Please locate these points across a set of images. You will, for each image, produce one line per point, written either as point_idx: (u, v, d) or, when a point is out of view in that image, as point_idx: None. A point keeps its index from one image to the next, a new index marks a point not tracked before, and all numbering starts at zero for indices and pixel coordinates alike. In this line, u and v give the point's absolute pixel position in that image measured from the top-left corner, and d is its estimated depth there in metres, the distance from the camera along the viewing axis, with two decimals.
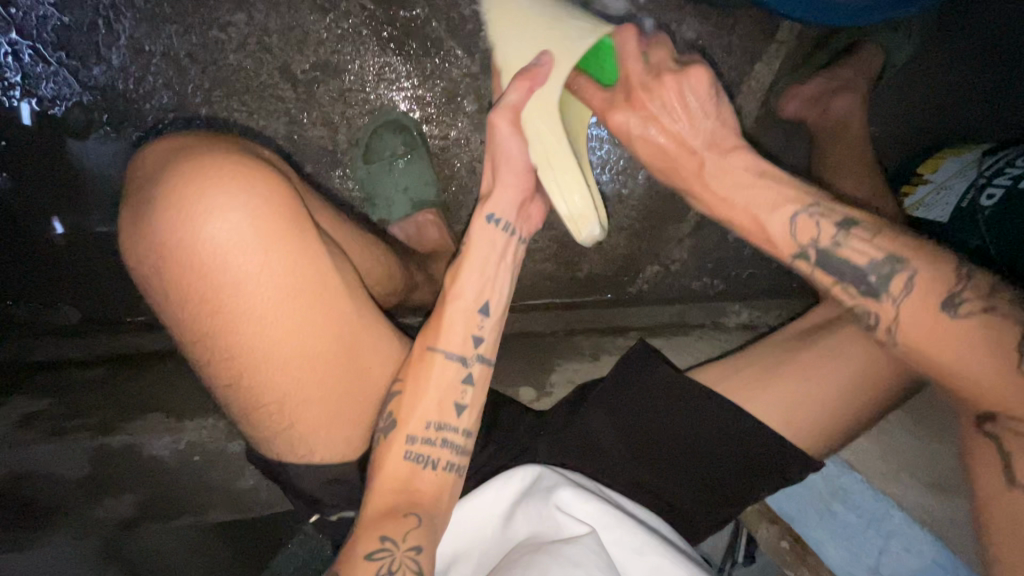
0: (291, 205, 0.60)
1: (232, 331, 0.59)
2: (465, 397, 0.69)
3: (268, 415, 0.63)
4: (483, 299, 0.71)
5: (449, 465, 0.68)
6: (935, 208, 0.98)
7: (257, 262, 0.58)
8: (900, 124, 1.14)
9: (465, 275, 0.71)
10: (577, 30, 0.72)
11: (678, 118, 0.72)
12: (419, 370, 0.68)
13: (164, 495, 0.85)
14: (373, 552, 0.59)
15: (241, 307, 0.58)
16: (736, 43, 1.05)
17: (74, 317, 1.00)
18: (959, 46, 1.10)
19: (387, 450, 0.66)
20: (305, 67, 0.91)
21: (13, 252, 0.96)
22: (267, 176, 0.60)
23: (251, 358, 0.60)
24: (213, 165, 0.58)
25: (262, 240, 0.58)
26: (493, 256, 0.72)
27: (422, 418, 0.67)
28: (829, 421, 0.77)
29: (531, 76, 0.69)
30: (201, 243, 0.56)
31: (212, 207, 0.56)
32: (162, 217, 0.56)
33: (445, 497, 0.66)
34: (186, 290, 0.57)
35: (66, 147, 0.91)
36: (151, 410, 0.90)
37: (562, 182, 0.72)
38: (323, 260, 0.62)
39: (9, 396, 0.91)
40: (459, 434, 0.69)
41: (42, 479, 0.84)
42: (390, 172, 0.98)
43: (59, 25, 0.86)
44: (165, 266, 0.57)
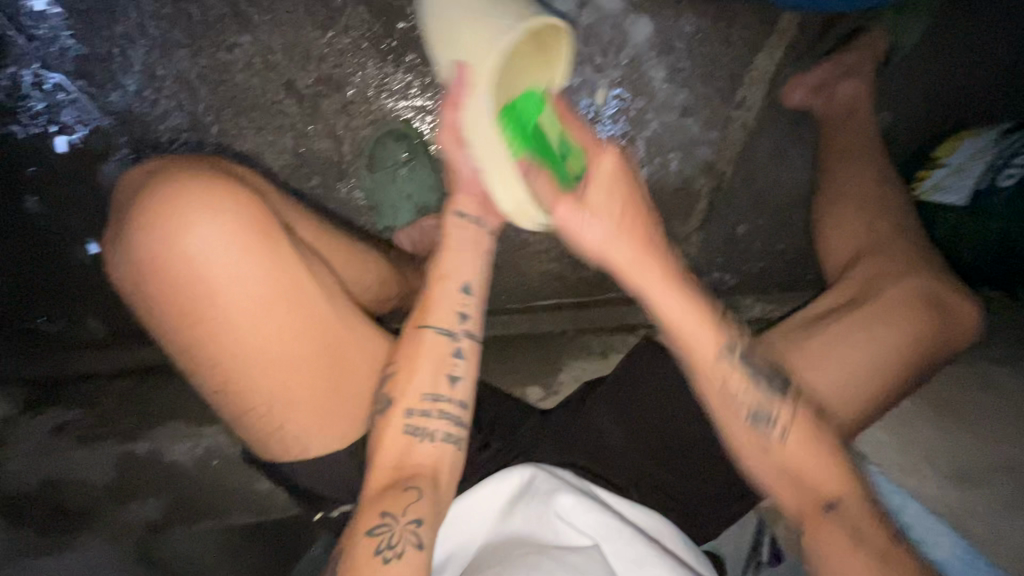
0: (262, 217, 0.63)
1: (218, 337, 0.61)
2: (457, 369, 0.72)
3: (262, 415, 0.65)
4: (463, 278, 0.75)
5: (447, 436, 0.70)
6: (954, 192, 0.94)
7: (232, 272, 0.60)
8: (915, 106, 1.10)
9: (447, 260, 0.76)
10: (499, 25, 0.68)
11: (598, 185, 0.67)
12: (411, 347, 0.71)
13: (188, 499, 0.91)
14: (373, 527, 0.61)
15: (223, 312, 0.60)
16: (736, 35, 1.04)
17: (100, 333, 1.00)
18: (974, 22, 1.06)
19: (384, 424, 0.68)
20: (308, 82, 0.95)
21: (41, 274, 0.99)
22: (238, 193, 0.63)
23: (238, 361, 0.62)
24: (186, 184, 0.61)
25: (237, 251, 0.60)
26: (471, 245, 0.77)
27: (417, 390, 0.69)
28: (855, 398, 0.76)
29: (454, 95, 0.70)
30: (179, 258, 0.59)
31: (188, 223, 0.59)
32: (142, 234, 0.59)
33: (445, 467, 0.69)
34: (169, 301, 0.60)
35: (87, 170, 0.95)
36: (170, 418, 0.94)
37: (501, 181, 0.72)
38: (298, 264, 0.65)
39: (41, 408, 0.96)
40: (454, 405, 0.71)
41: (75, 483, 0.91)
42: (394, 180, 1.01)
43: (79, 56, 0.90)
44: (150, 282, 0.60)
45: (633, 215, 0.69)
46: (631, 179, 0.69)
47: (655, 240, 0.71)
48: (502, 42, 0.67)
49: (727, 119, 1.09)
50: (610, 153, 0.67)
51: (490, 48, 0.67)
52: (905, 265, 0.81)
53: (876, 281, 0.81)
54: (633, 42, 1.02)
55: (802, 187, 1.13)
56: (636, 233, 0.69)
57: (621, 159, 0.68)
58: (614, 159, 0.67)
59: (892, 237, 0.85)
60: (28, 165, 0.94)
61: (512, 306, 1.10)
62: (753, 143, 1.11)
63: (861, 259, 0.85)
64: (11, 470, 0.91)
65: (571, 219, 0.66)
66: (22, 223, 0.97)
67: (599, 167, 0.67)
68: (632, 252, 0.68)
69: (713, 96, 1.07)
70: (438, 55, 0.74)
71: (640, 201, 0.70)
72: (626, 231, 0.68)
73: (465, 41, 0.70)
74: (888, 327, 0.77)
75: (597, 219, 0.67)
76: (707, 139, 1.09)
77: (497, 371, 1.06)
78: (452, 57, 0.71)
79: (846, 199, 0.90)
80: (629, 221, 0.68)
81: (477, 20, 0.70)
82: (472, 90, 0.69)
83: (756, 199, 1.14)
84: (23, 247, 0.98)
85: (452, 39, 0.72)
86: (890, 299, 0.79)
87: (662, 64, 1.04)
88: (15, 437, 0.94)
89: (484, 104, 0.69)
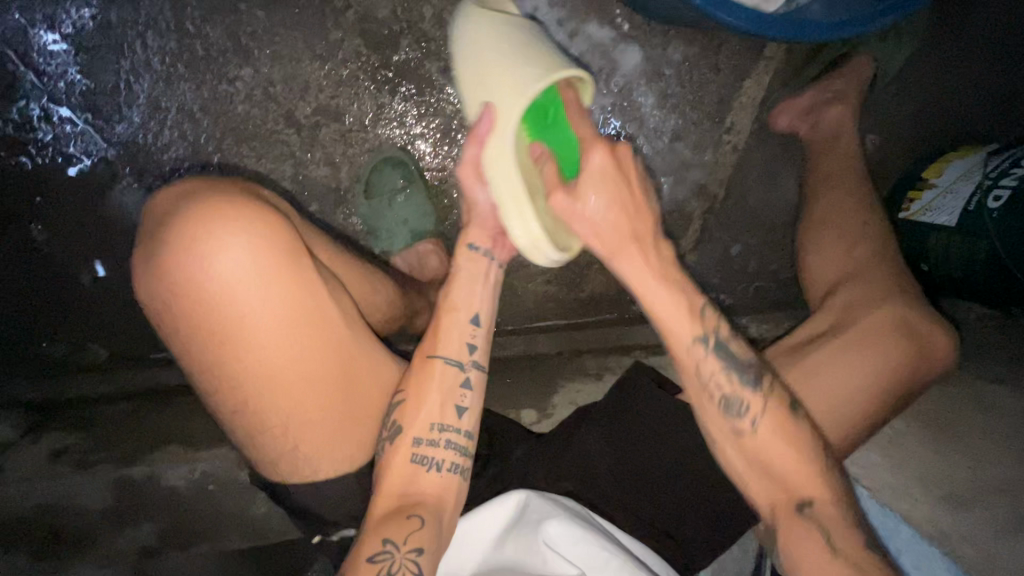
0: (293, 242, 0.65)
1: (241, 357, 0.62)
2: (464, 401, 0.72)
3: (276, 436, 0.66)
4: (474, 310, 0.76)
5: (453, 466, 0.70)
6: (943, 212, 0.96)
7: (258, 293, 0.61)
8: (901, 128, 1.13)
9: (458, 289, 0.76)
10: (529, 74, 0.68)
11: (608, 180, 0.64)
12: (420, 378, 0.71)
13: (183, 524, 0.91)
14: (374, 555, 0.61)
15: (248, 333, 0.62)
16: (724, 61, 1.06)
17: (103, 356, 1.03)
18: (956, 46, 1.09)
19: (393, 454, 0.68)
20: (307, 111, 0.98)
21: (45, 301, 1.01)
22: (270, 216, 0.64)
23: (257, 382, 0.63)
24: (216, 205, 0.62)
25: (266, 273, 0.62)
26: (480, 277, 0.77)
27: (426, 421, 0.70)
28: (832, 420, 0.78)
29: (477, 132, 0.69)
30: (209, 278, 0.60)
31: (218, 244, 0.60)
32: (177, 252, 0.60)
33: (450, 496, 0.69)
34: (196, 320, 0.61)
35: (92, 198, 0.98)
36: (168, 441, 0.95)
37: (515, 216, 0.68)
38: (322, 288, 0.66)
39: (39, 433, 0.97)
40: (461, 435, 0.71)
41: (68, 510, 0.90)
42: (390, 206, 1.02)
43: (86, 89, 0.94)
44: (176, 300, 0.61)
45: (630, 208, 0.66)
46: (626, 171, 0.65)
47: (653, 226, 0.68)
48: (531, 87, 0.66)
49: (716, 143, 1.11)
50: (601, 149, 0.64)
51: (521, 92, 0.67)
52: (886, 288, 0.84)
53: (858, 307, 0.83)
54: (622, 71, 1.05)
55: (793, 208, 1.15)
56: (648, 222, 0.67)
57: (612, 155, 0.64)
58: (604, 151, 0.64)
59: (875, 262, 0.87)
60: (35, 196, 0.97)
61: (507, 327, 1.12)
62: (744, 166, 1.12)
63: (844, 284, 0.87)
64: (7, 495, 0.90)
65: (567, 212, 0.66)
66: (28, 250, 0.99)
67: (590, 161, 0.64)
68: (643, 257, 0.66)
69: (703, 120, 1.09)
70: (468, 93, 0.74)
71: (636, 193, 0.66)
72: (639, 221, 0.66)
73: (492, 86, 0.70)
74: (862, 354, 0.80)
75: (602, 207, 0.64)
76: (698, 162, 1.11)
77: (490, 394, 1.05)
78: (480, 99, 0.71)
79: (831, 223, 0.92)
80: (624, 208, 0.65)
81: (512, 65, 0.70)
82: (497, 129, 0.68)
83: (748, 220, 1.16)
84: (28, 274, 1.00)
85: (484, 81, 0.72)
86: (868, 326, 0.81)
87: (652, 91, 1.07)
88: (10, 462, 0.93)
89: (508, 143, 0.67)
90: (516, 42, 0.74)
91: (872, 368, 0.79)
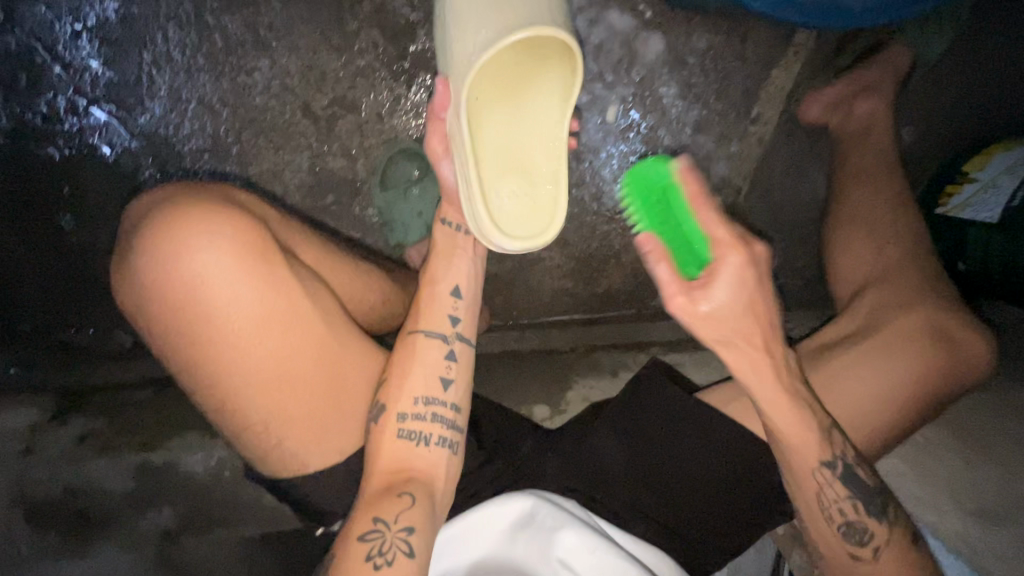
0: (259, 238, 0.64)
1: (215, 357, 0.62)
2: (449, 372, 0.72)
3: (260, 431, 0.65)
4: (454, 282, 0.75)
5: (442, 440, 0.70)
6: (983, 209, 0.90)
7: (226, 293, 0.61)
8: (943, 120, 1.06)
9: (435, 264, 0.76)
10: (480, 43, 0.67)
11: (746, 294, 0.64)
12: (402, 352, 0.71)
13: (201, 509, 0.93)
14: (365, 533, 0.61)
15: (220, 331, 0.61)
16: (751, 50, 1.02)
17: (127, 343, 1.06)
18: (1005, 32, 1.02)
19: (379, 432, 0.68)
20: (323, 103, 0.97)
21: (73, 288, 1.04)
22: (236, 215, 0.64)
23: (233, 381, 0.63)
24: (184, 212, 0.62)
25: (234, 274, 0.61)
26: (456, 253, 0.76)
27: (410, 394, 0.69)
28: (852, 425, 0.76)
29: (435, 108, 0.72)
30: (178, 282, 0.60)
31: (184, 248, 0.60)
32: (145, 256, 0.61)
33: (440, 473, 0.68)
34: (168, 322, 0.61)
35: (117, 189, 1.00)
36: (187, 428, 0.98)
37: (466, 195, 0.69)
38: (289, 285, 0.64)
39: (68, 415, 1.00)
40: (448, 408, 0.71)
41: (94, 491, 0.93)
42: (405, 198, 1.03)
43: (109, 82, 0.95)
44: (152, 307, 0.61)
45: (760, 324, 0.66)
46: (760, 275, 0.65)
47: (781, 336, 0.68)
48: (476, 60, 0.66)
49: (742, 134, 1.07)
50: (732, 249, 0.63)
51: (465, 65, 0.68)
52: (916, 290, 0.80)
53: (885, 310, 0.80)
54: (644, 60, 1.02)
55: (822, 203, 1.11)
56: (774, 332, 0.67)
57: (748, 263, 0.64)
58: (738, 257, 0.63)
59: (903, 263, 0.83)
60: (63, 186, 0.99)
61: (523, 321, 1.11)
62: (770, 159, 1.08)
63: (871, 284, 0.84)
64: (36, 476, 0.94)
65: (688, 312, 0.64)
66: (57, 240, 1.02)
67: (721, 267, 0.63)
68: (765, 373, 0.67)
69: (728, 111, 1.05)
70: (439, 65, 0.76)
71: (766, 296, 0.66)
72: (766, 333, 0.67)
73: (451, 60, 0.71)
74: (886, 358, 0.77)
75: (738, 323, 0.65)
76: (722, 154, 1.08)
77: (504, 387, 1.05)
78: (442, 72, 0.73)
79: (861, 219, 0.89)
80: (757, 317, 0.66)
81: (470, 31, 0.69)
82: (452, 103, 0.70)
83: (774, 214, 1.12)
84: (56, 262, 1.03)
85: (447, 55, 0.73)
86: (895, 330, 0.78)
87: (674, 81, 1.03)
88: (40, 445, 0.96)
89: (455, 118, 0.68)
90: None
91: (900, 377, 0.76)
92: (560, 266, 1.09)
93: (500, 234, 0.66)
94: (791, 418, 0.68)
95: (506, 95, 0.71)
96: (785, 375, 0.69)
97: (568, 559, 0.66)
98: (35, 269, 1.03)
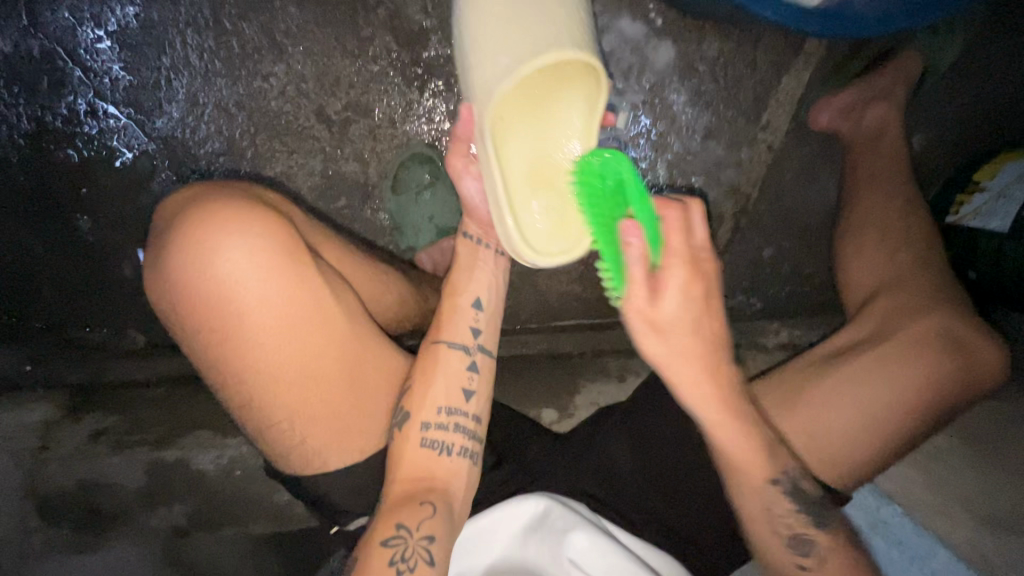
0: (293, 243, 0.64)
1: (243, 358, 0.62)
2: (472, 383, 0.72)
3: (283, 432, 0.65)
4: (476, 293, 0.76)
5: (463, 450, 0.70)
6: (993, 217, 0.91)
7: (256, 294, 0.61)
8: (953, 128, 1.06)
9: (459, 275, 0.76)
10: (504, 67, 0.66)
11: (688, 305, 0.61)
12: (425, 362, 0.72)
13: (211, 508, 0.94)
14: (388, 539, 0.61)
15: (251, 333, 0.61)
16: (761, 57, 1.03)
17: (140, 342, 1.08)
18: (1015, 41, 1.03)
19: (404, 439, 0.68)
20: (337, 107, 0.99)
21: (89, 288, 1.06)
22: (271, 218, 0.64)
23: (261, 382, 0.63)
24: (216, 210, 0.62)
25: (265, 275, 0.61)
26: (479, 265, 0.77)
27: (433, 403, 0.69)
28: (864, 435, 0.75)
29: (459, 133, 0.71)
30: (210, 284, 0.60)
31: (217, 248, 0.60)
32: (177, 256, 0.60)
33: (460, 481, 0.69)
34: (199, 321, 0.61)
35: (134, 190, 1.02)
36: (198, 427, 0.99)
37: (496, 218, 0.70)
38: (320, 290, 0.65)
39: (82, 412, 1.01)
40: (469, 419, 0.71)
41: (105, 489, 0.94)
42: (416, 203, 1.04)
43: (128, 85, 0.97)
44: (182, 305, 0.61)
45: (708, 344, 0.63)
46: (702, 288, 0.62)
47: (728, 358, 0.65)
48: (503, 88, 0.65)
49: (751, 141, 1.07)
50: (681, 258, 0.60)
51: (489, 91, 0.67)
52: (928, 300, 0.80)
53: (896, 318, 0.80)
54: (655, 67, 1.03)
55: (831, 210, 1.11)
56: (714, 349, 0.64)
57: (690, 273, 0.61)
58: (685, 271, 0.60)
59: (915, 270, 0.83)
60: (81, 187, 1.01)
61: (531, 325, 1.12)
62: (780, 166, 1.09)
63: (882, 291, 0.84)
64: (52, 473, 0.95)
65: (643, 321, 0.61)
66: (74, 240, 1.04)
67: (668, 277, 0.60)
68: (705, 391, 0.64)
69: (737, 118, 1.06)
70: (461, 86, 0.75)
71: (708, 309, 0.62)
72: (705, 349, 0.63)
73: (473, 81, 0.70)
74: (901, 368, 0.76)
75: (675, 335, 0.61)
76: (732, 161, 1.08)
77: (513, 390, 1.05)
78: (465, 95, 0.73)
79: (872, 227, 0.89)
80: (704, 334, 0.63)
81: (491, 55, 0.68)
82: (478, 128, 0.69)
83: (783, 221, 1.12)
84: (73, 261, 1.05)
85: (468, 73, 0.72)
86: (909, 338, 0.77)
87: (684, 88, 1.04)
88: (55, 441, 0.98)
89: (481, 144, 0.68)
90: (508, 16, 0.69)
91: (910, 385, 0.75)
92: (569, 271, 1.09)
93: (534, 255, 0.68)
94: (743, 431, 0.66)
95: (531, 114, 0.70)
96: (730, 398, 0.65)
97: (579, 559, 0.66)
98: (52, 269, 1.05)
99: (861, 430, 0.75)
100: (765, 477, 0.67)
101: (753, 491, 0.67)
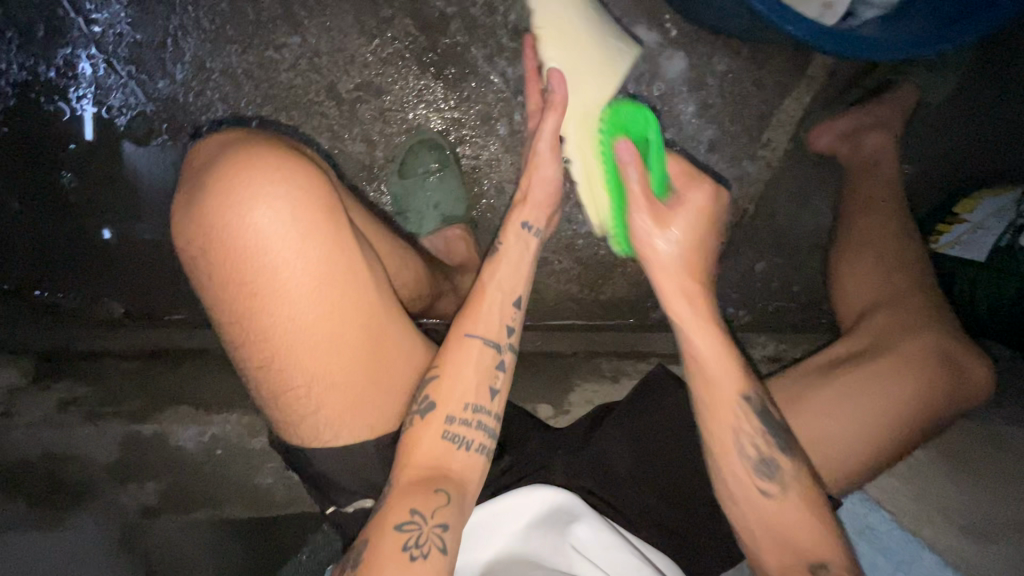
0: (332, 202, 0.62)
1: (270, 317, 0.60)
2: (497, 382, 0.69)
3: (300, 397, 0.63)
4: (517, 292, 0.73)
5: (481, 447, 0.67)
6: (971, 248, 0.96)
7: (294, 251, 0.59)
8: (937, 162, 1.12)
9: (503, 267, 0.73)
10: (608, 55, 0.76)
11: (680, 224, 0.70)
12: (457, 354, 0.68)
13: (184, 487, 0.90)
14: (401, 523, 0.59)
15: (282, 291, 0.59)
16: (767, 77, 1.06)
17: (117, 312, 1.02)
18: (996, 87, 1.09)
19: (423, 428, 0.65)
20: (349, 86, 0.97)
21: (67, 249, 1.00)
22: (312, 173, 0.62)
23: (284, 343, 0.61)
24: (268, 157, 0.60)
25: (305, 233, 0.59)
26: (526, 257, 0.75)
27: (460, 399, 0.67)
28: (859, 437, 0.78)
29: (559, 101, 0.72)
30: (246, 234, 0.58)
31: (261, 196, 0.58)
32: (216, 201, 0.58)
33: (473, 478, 0.66)
34: (231, 273, 0.59)
35: (125, 152, 0.97)
36: (177, 401, 0.93)
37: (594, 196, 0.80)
38: (355, 254, 0.63)
39: (50, 380, 0.95)
40: (491, 417, 0.69)
41: (72, 461, 0.89)
42: (423, 187, 1.01)
43: (133, 42, 0.93)
44: (215, 252, 0.59)
45: (697, 255, 0.72)
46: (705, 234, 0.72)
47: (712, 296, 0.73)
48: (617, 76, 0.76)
49: (752, 157, 1.10)
50: (705, 186, 0.70)
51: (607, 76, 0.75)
52: (920, 317, 0.83)
53: (892, 334, 0.83)
54: (666, 77, 1.05)
55: (822, 230, 1.14)
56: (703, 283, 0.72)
57: (711, 199, 0.71)
58: (702, 193, 0.71)
59: (907, 288, 0.87)
60: (68, 144, 0.96)
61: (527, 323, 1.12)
62: (777, 183, 1.12)
63: (875, 309, 0.87)
64: (15, 440, 0.90)
65: (648, 230, 0.70)
66: (56, 198, 0.99)
67: (682, 198, 0.70)
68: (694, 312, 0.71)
69: (740, 134, 1.09)
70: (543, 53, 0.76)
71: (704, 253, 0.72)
72: (695, 273, 0.71)
73: (575, 56, 0.75)
74: (906, 378, 0.79)
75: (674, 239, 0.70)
76: (733, 175, 1.11)
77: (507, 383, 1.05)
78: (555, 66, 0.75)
79: (869, 246, 0.92)
80: (692, 256, 0.71)
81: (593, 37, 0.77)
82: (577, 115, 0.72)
83: (775, 236, 1.15)
84: (54, 221, 0.99)
85: (565, 43, 0.75)
86: (904, 351, 0.81)
87: (693, 99, 1.06)
88: (18, 410, 0.92)
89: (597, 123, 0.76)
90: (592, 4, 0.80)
91: (912, 395, 0.78)
92: (567, 271, 1.09)
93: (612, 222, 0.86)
94: (721, 361, 0.71)
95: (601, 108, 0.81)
96: (708, 310, 0.72)
97: (583, 548, 0.66)
98: (31, 227, 1.00)
99: (852, 436, 0.78)
100: (738, 392, 0.72)
101: (724, 406, 0.71)
